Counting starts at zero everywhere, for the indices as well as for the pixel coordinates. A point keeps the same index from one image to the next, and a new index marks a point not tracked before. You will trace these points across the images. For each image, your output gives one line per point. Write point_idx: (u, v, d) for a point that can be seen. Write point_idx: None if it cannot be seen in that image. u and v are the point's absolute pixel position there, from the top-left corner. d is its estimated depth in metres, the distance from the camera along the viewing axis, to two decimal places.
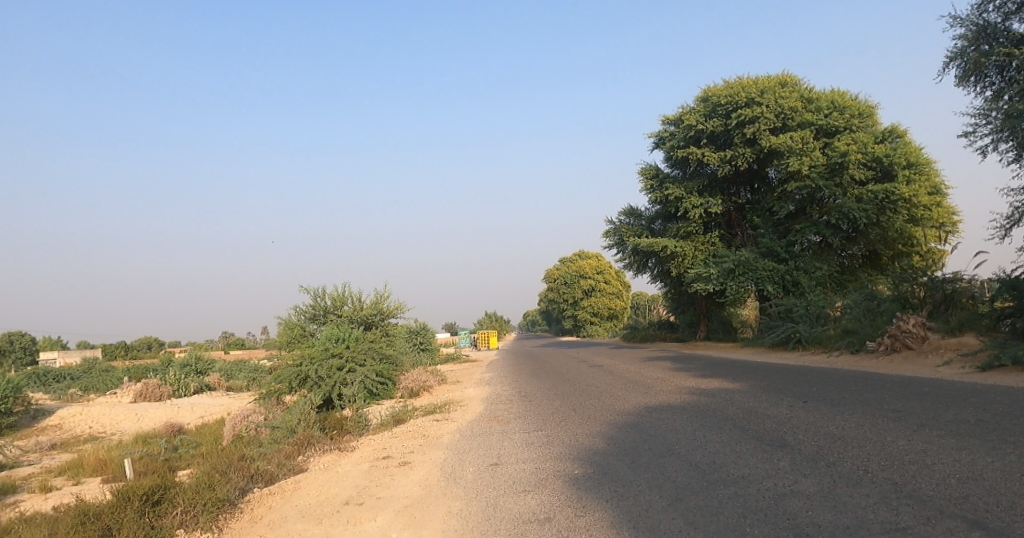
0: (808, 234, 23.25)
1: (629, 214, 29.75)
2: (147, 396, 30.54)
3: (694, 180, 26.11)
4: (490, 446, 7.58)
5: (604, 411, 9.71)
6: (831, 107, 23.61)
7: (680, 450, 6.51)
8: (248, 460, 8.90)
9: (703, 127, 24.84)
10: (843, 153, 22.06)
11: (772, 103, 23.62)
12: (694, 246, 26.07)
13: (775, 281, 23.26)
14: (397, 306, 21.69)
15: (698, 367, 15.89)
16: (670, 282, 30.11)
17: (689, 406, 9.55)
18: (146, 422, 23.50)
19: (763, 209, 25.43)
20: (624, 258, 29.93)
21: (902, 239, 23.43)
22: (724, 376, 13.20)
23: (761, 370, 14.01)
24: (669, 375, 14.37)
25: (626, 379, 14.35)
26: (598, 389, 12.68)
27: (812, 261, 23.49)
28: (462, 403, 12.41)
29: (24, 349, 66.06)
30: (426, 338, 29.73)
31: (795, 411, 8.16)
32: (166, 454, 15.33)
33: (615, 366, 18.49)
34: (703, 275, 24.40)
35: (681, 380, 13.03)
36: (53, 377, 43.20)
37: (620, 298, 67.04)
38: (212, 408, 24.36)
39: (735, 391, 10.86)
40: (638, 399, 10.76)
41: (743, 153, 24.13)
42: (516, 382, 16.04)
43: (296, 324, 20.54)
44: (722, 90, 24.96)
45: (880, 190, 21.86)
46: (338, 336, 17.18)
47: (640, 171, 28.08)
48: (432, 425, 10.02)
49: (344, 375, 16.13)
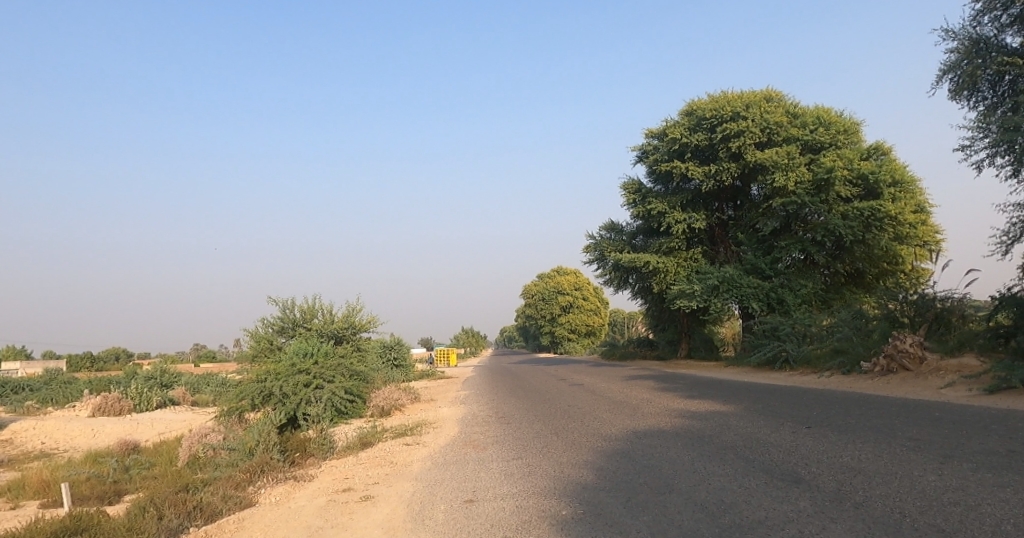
0: (793, 251, 22.86)
1: (610, 229, 29.17)
2: (105, 410, 28.88)
3: (678, 195, 25.63)
4: (464, 478, 6.71)
5: (590, 436, 8.92)
6: (816, 123, 23.45)
7: (681, 485, 5.72)
8: (193, 489, 7.88)
9: (687, 140, 24.41)
10: (829, 169, 21.81)
11: (758, 117, 23.33)
12: (677, 262, 25.52)
13: (759, 299, 22.76)
14: (370, 319, 20.75)
15: (685, 387, 15.15)
16: (651, 299, 29.51)
17: (682, 431, 8.81)
18: (99, 438, 21.97)
19: (747, 225, 25.03)
20: (605, 274, 29.25)
21: (886, 258, 23.20)
22: (714, 397, 12.50)
23: (752, 391, 13.36)
24: (655, 395, 13.62)
25: (610, 400, 13.57)
26: (582, 411, 11.87)
27: (797, 278, 23.08)
28: (436, 425, 11.51)
29: None
30: (399, 353, 28.64)
31: (800, 438, 7.46)
32: (114, 475, 14.06)
33: (597, 385, 17.68)
34: (686, 292, 23.80)
35: (670, 401, 12.29)
36: (7, 388, 40.94)
37: (599, 315, 66.48)
38: (172, 425, 22.94)
39: (729, 414, 10.14)
40: (626, 422, 9.99)
41: (728, 167, 23.73)
42: (493, 401, 15.17)
43: (262, 337, 19.41)
44: (707, 104, 24.62)
45: (866, 206, 21.64)
46: (306, 350, 16.15)
47: (622, 185, 27.51)
48: (402, 450, 9.12)
49: (310, 392, 15.15)
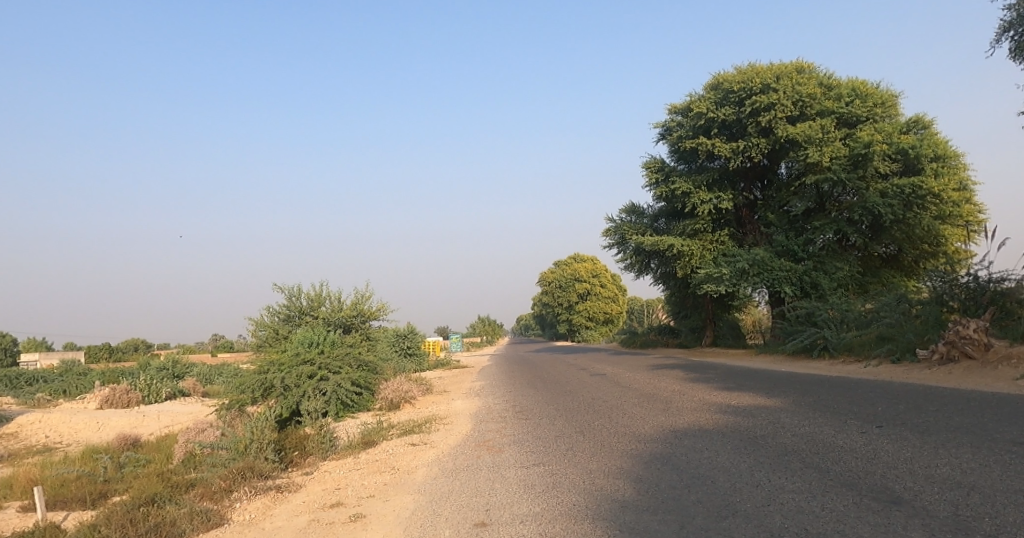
0: (828, 231, 21.41)
1: (630, 211, 27.92)
2: (113, 402, 28.28)
3: (703, 174, 24.25)
4: (476, 492, 5.59)
5: (621, 436, 7.79)
6: (851, 95, 21.90)
7: (745, 506, 4.58)
8: (167, 500, 6.89)
9: (714, 115, 22.97)
10: (867, 143, 20.26)
11: (789, 89, 21.84)
12: (703, 245, 24.15)
13: (792, 283, 21.37)
14: (379, 307, 19.79)
15: (718, 378, 13.93)
16: (674, 285, 28.23)
17: (729, 430, 7.62)
18: (104, 432, 21.31)
19: (777, 205, 23.62)
20: (626, 259, 28.01)
21: (928, 238, 21.61)
22: (755, 390, 11.26)
23: (794, 382, 12.14)
24: (687, 387, 12.44)
25: (638, 391, 12.41)
26: (608, 405, 10.75)
27: (832, 261, 21.62)
28: (448, 421, 10.47)
29: (4, 349, 63.37)
30: (413, 342, 27.65)
31: (877, 443, 6.27)
32: (107, 475, 13.24)
33: (621, 376, 16.52)
34: (713, 276, 22.45)
35: (705, 394, 11.13)
36: (23, 379, 40.85)
37: (617, 303, 65.22)
38: (178, 417, 22.21)
39: (777, 410, 8.91)
40: (660, 419, 8.85)
41: (758, 143, 22.29)
42: (509, 394, 14.09)
43: (267, 326, 18.49)
44: (734, 76, 23.15)
45: (907, 183, 20.08)
46: (311, 339, 15.19)
47: (644, 164, 26.17)
48: (406, 452, 8.04)
49: (314, 384, 14.17)
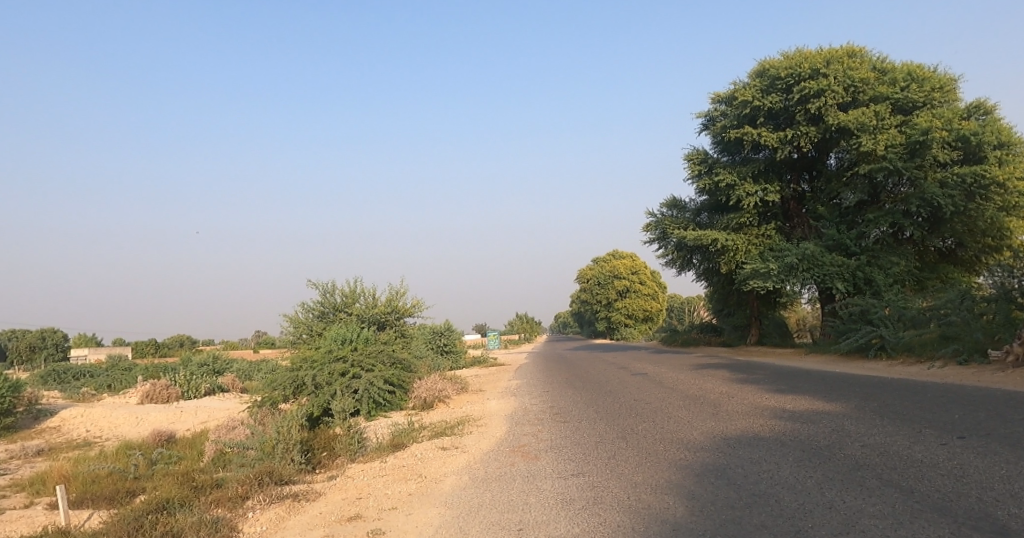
0: (882, 224, 20.17)
1: (671, 205, 27.05)
2: (154, 396, 28.93)
3: (748, 165, 23.23)
4: (507, 507, 5.06)
5: (667, 444, 7.14)
6: (908, 79, 20.53)
7: (819, 534, 3.92)
8: (183, 506, 6.56)
9: (760, 103, 21.89)
10: (925, 130, 18.92)
11: (840, 74, 20.63)
12: (748, 239, 23.15)
13: (844, 279, 20.21)
14: (414, 303, 19.45)
15: (768, 379, 13.07)
16: (718, 281, 27.23)
17: (789, 439, 6.88)
18: (143, 427, 21.59)
19: (826, 198, 22.44)
20: (667, 255, 27.15)
21: (992, 232, 20.09)
22: (811, 393, 10.42)
23: (852, 384, 11.25)
24: (736, 389, 11.66)
25: (683, 393, 11.69)
26: (651, 408, 10.09)
27: (887, 256, 20.36)
28: (481, 423, 9.98)
29: (58, 345, 65.89)
30: (449, 339, 27.30)
31: (964, 458, 5.49)
32: (139, 472, 13.20)
33: (663, 376, 15.79)
34: (760, 271, 21.44)
35: (755, 397, 10.36)
36: (73, 373, 42.20)
37: (656, 300, 63.90)
38: (215, 413, 22.36)
39: (838, 416, 8.11)
40: (708, 424, 8.17)
41: (807, 132, 21.15)
42: (546, 394, 13.53)
43: (301, 323, 18.36)
44: (781, 62, 22.03)
45: (969, 172, 18.67)
46: (344, 336, 14.91)
47: (686, 156, 25.28)
48: (434, 458, 7.56)
49: (345, 382, 13.87)
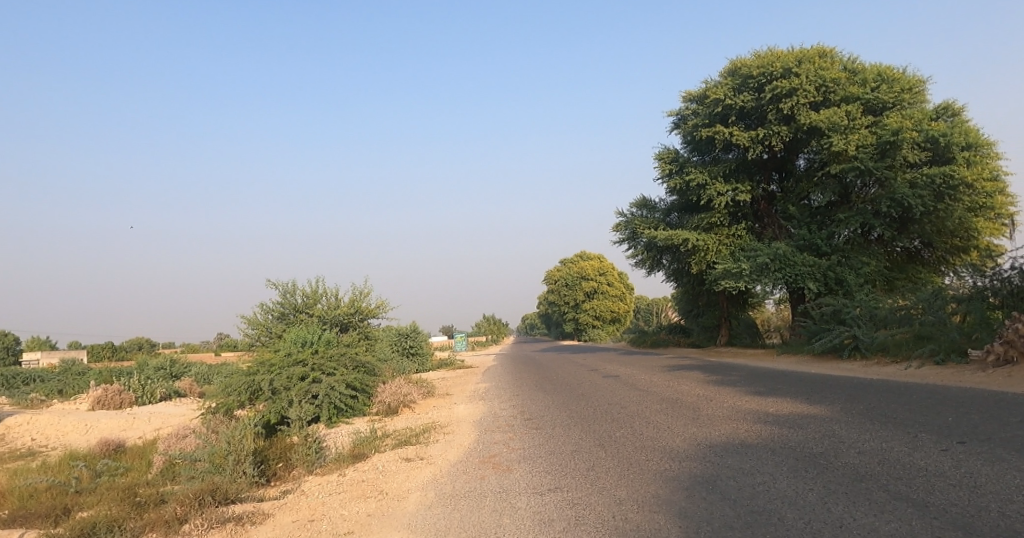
0: (852, 224, 20.17)
1: (641, 205, 26.82)
2: (105, 403, 27.44)
3: (719, 165, 23.08)
4: (479, 530, 4.47)
5: (650, 453, 6.62)
6: (877, 80, 20.61)
7: None
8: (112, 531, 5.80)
9: (732, 102, 21.73)
10: (896, 130, 18.97)
11: (811, 74, 20.59)
12: (719, 239, 22.98)
13: (815, 279, 20.14)
14: (378, 304, 18.74)
15: (745, 381, 12.73)
16: (688, 282, 27.09)
17: (779, 447, 6.43)
18: (91, 435, 20.30)
19: (797, 198, 22.41)
20: (637, 255, 26.89)
21: (959, 232, 20.28)
22: (791, 395, 10.09)
23: (832, 386, 11.00)
24: (713, 391, 11.27)
25: (660, 396, 11.27)
26: (628, 412, 9.62)
27: (857, 256, 20.38)
28: (449, 429, 9.39)
29: (6, 348, 62.86)
30: (415, 342, 26.52)
31: (971, 465, 5.12)
32: (80, 485, 12.21)
33: (636, 378, 15.41)
34: (732, 271, 21.26)
35: (735, 400, 9.99)
36: (19, 378, 40.01)
37: (624, 301, 64.05)
38: (168, 420, 21.19)
39: (825, 420, 7.74)
40: (691, 430, 7.72)
41: (779, 131, 21.07)
42: (517, 397, 12.98)
43: (258, 326, 17.43)
44: (753, 61, 21.91)
45: (938, 172, 18.77)
46: (305, 338, 14.13)
47: (657, 155, 25.05)
48: (397, 471, 6.91)
49: (305, 387, 13.11)
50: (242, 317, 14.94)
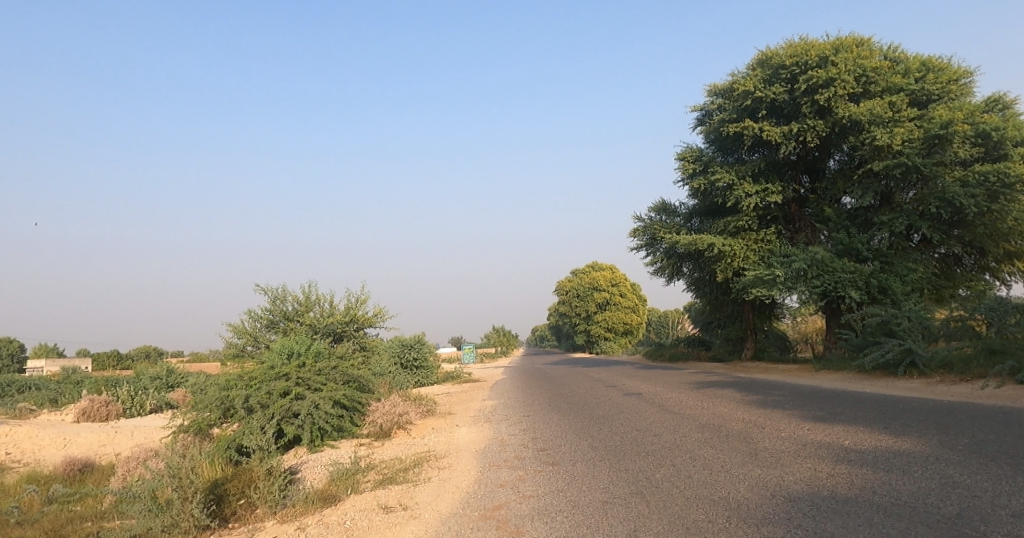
0: (896, 226, 18.34)
1: (660, 209, 25.13)
2: (91, 414, 26.00)
3: (747, 164, 21.33)
4: None
5: (709, 510, 4.88)
6: (922, 70, 18.91)
7: None
8: None
9: (762, 94, 19.99)
10: (948, 122, 17.15)
11: (850, 63, 18.87)
12: (747, 244, 21.18)
13: (857, 287, 18.23)
14: (376, 311, 17.15)
15: (794, 402, 10.93)
16: (710, 291, 25.28)
17: (893, 506, 4.65)
18: (66, 451, 18.73)
19: (832, 199, 20.57)
20: (656, 263, 25.15)
21: (1015, 237, 18.34)
22: (862, 422, 8.29)
23: (902, 411, 9.22)
24: (761, 416, 9.48)
25: (697, 421, 9.52)
26: (665, 443, 7.88)
27: (902, 262, 18.51)
28: (447, 462, 7.71)
29: (11, 355, 62.04)
30: (419, 353, 24.81)
31: None
32: (24, 515, 10.60)
33: (662, 397, 13.63)
34: (764, 279, 19.47)
35: (794, 428, 8.23)
36: (16, 386, 38.71)
37: (636, 313, 62.01)
38: (151, 435, 19.57)
39: (929, 460, 5.99)
40: (754, 472, 5.99)
41: (814, 125, 19.32)
42: (529, 419, 11.28)
43: (244, 334, 15.82)
44: (784, 50, 20.21)
45: (993, 168, 16.92)
46: (291, 349, 12.52)
47: (679, 154, 23.39)
48: (369, 528, 5.23)
49: (286, 404, 11.48)
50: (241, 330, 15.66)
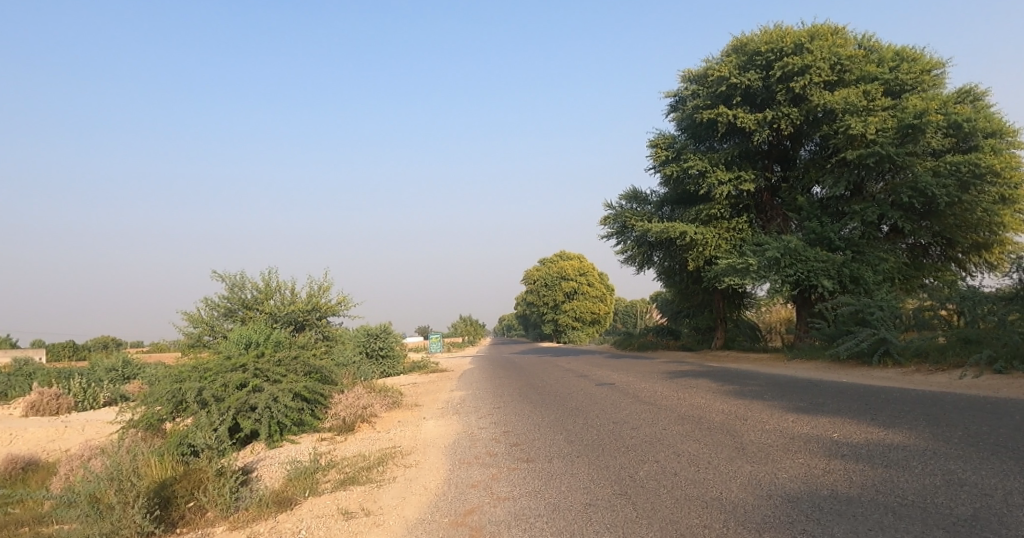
0: (868, 215, 18.35)
1: (631, 197, 24.84)
2: (40, 408, 24.65)
3: (721, 151, 21.13)
4: None
5: (706, 514, 4.44)
6: (895, 59, 18.92)
7: None
8: None
9: (737, 80, 19.75)
10: (922, 111, 17.14)
11: (825, 50, 18.74)
12: (720, 233, 21.02)
13: (829, 276, 18.20)
14: (340, 299, 16.44)
15: (772, 393, 10.67)
16: (681, 280, 25.14)
17: (900, 507, 4.30)
18: (5, 448, 17.52)
19: (804, 189, 20.55)
20: (627, 251, 24.86)
21: (982, 228, 18.55)
22: (847, 414, 8.04)
23: (883, 402, 9.02)
24: (742, 407, 9.17)
25: (676, 412, 9.15)
26: (646, 436, 7.46)
27: (874, 252, 18.57)
28: (415, 460, 7.15)
29: None
30: (385, 343, 24.10)
31: None
32: None
33: (636, 387, 13.28)
34: (737, 267, 19.36)
35: (778, 420, 7.91)
36: None
37: (604, 303, 62.14)
38: (99, 430, 18.46)
39: (929, 455, 5.68)
40: (746, 469, 5.58)
41: (788, 113, 19.18)
42: (501, 411, 10.78)
43: (200, 323, 14.95)
44: (760, 36, 19.99)
45: (964, 159, 17.01)
46: (249, 338, 11.76)
47: (652, 141, 23.08)
48: None
49: (242, 397, 10.75)
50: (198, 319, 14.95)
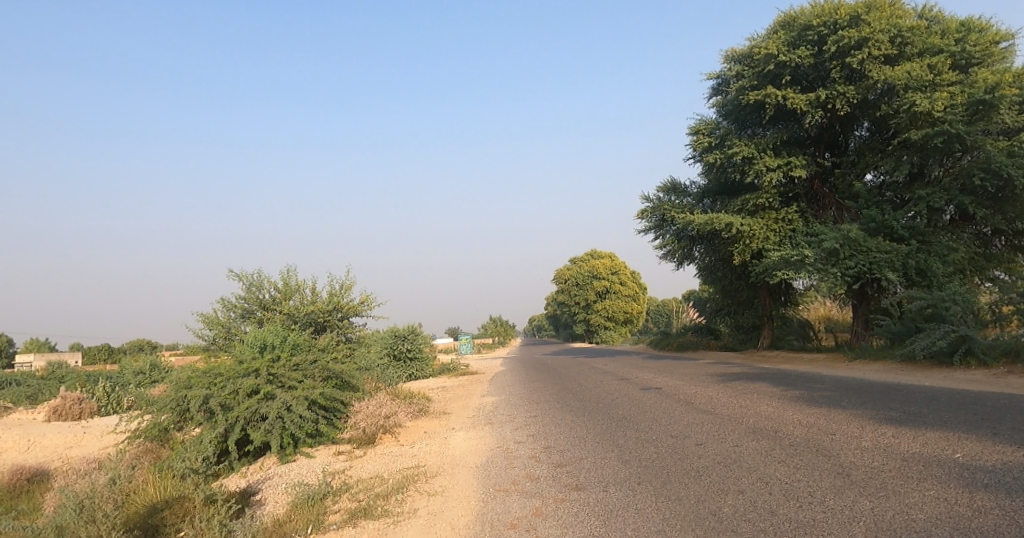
0: (934, 201, 16.66)
1: (669, 188, 23.43)
2: (64, 413, 24.37)
3: (768, 136, 19.61)
4: None
5: None
6: (961, 30, 17.24)
7: None
8: None
9: (786, 57, 18.24)
10: (995, 84, 15.47)
11: (884, 22, 17.15)
12: (768, 224, 19.52)
13: (893, 268, 16.58)
14: (362, 298, 15.47)
15: (849, 399, 9.29)
16: (724, 276, 23.62)
17: None
18: (22, 456, 16.93)
19: (860, 174, 18.92)
20: (665, 245, 23.44)
21: None
22: (958, 427, 6.67)
23: (994, 411, 7.60)
24: (822, 417, 7.82)
25: (744, 424, 7.87)
26: (717, 456, 6.20)
27: (941, 241, 16.89)
28: (441, 486, 6.00)
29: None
30: (413, 345, 23.09)
31: None
32: None
33: (686, 392, 11.96)
34: (790, 260, 17.89)
35: (875, 435, 6.57)
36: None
37: (637, 302, 60.41)
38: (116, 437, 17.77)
39: None
40: (865, 506, 4.33)
41: (844, 91, 17.60)
42: (538, 421, 9.61)
43: (215, 324, 14.13)
44: (810, 10, 18.46)
45: None
46: (264, 340, 10.74)
47: (692, 127, 21.66)
48: None
49: (251, 406, 9.74)
50: (214, 321, 14.11)
